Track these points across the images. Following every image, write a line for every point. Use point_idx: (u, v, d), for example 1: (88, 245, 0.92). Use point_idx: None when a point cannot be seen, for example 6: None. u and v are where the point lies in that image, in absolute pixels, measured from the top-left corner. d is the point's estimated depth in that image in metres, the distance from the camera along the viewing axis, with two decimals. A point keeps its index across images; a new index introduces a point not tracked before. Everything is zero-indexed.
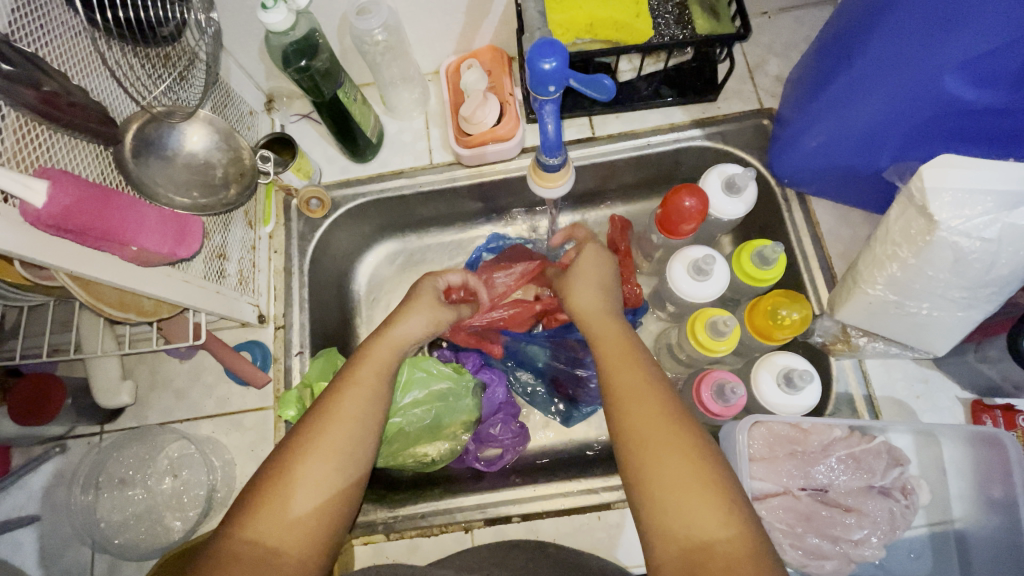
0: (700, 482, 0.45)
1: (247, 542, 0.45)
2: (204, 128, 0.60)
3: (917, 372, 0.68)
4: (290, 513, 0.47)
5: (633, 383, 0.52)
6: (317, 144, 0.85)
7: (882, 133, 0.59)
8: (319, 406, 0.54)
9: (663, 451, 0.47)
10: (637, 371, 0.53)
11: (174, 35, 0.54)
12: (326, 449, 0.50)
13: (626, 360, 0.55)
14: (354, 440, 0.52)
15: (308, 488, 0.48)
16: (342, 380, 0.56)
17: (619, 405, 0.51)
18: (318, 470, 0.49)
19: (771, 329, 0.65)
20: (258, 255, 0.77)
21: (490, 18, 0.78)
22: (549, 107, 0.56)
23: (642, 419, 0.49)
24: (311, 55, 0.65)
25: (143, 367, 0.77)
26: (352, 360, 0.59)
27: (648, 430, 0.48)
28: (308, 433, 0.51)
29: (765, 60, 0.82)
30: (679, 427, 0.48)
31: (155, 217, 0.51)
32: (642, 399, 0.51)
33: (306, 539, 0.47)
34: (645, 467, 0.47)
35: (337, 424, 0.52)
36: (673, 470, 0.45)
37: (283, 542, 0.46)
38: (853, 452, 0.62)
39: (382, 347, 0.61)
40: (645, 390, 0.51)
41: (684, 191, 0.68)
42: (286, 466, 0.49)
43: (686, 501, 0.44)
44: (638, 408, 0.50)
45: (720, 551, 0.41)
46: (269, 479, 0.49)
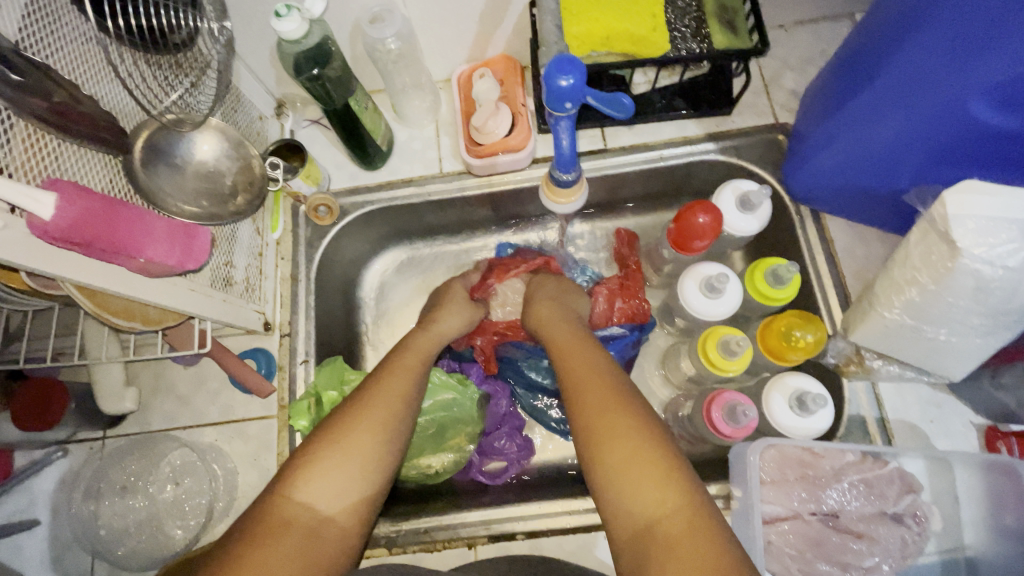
0: (641, 460, 0.46)
1: (301, 505, 0.50)
2: (215, 137, 0.59)
3: (931, 396, 0.67)
4: (338, 480, 0.52)
5: (584, 376, 0.56)
6: (326, 150, 0.84)
7: (899, 155, 0.58)
8: (368, 386, 0.60)
9: (607, 433, 0.49)
10: (587, 367, 0.57)
11: (186, 42, 0.53)
12: (376, 421, 0.56)
13: (580, 357, 0.59)
14: (396, 417, 0.58)
15: (357, 459, 0.53)
16: (388, 365, 0.63)
17: (573, 397, 0.55)
18: (367, 441, 0.54)
19: (784, 350, 0.64)
20: (265, 261, 0.76)
21: (504, 27, 0.77)
22: (565, 123, 0.55)
23: (591, 408, 0.52)
24: (324, 64, 0.64)
25: (148, 372, 0.76)
26: (397, 351, 0.66)
27: (594, 416, 0.51)
28: (361, 408, 0.57)
29: (781, 74, 0.81)
30: (625, 411, 0.51)
31: (164, 229, 0.50)
32: (593, 389, 0.54)
33: (348, 505, 0.52)
34: (593, 451, 0.49)
35: (381, 404, 0.58)
36: (613, 454, 0.48)
37: (332, 507, 0.51)
38: (865, 477, 0.61)
39: (422, 339, 0.69)
40: (593, 381, 0.54)
41: (698, 207, 0.67)
42: (342, 436, 0.54)
43: (628, 483, 0.46)
44: (588, 398, 0.53)
45: (661, 527, 0.43)
46: (327, 445, 0.53)
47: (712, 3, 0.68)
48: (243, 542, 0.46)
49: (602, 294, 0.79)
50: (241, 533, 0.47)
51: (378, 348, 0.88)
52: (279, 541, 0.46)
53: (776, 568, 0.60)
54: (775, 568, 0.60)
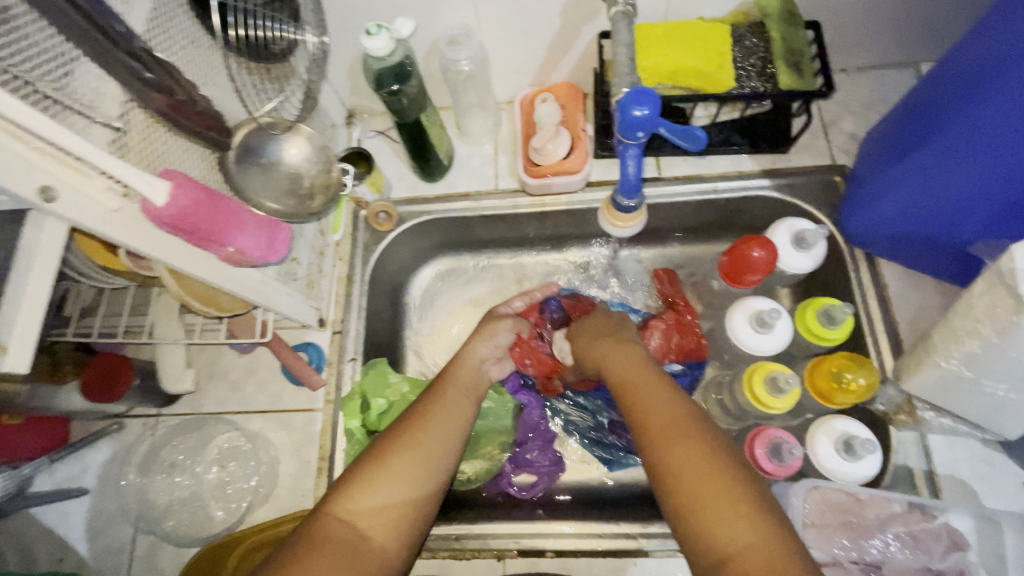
0: (718, 490, 0.46)
1: (342, 521, 0.51)
2: (303, 142, 0.61)
3: (983, 453, 0.65)
4: (378, 496, 0.53)
5: (647, 398, 0.55)
6: (389, 160, 0.88)
7: (967, 207, 0.58)
8: (414, 412, 0.62)
9: (680, 459, 0.48)
10: (648, 389, 0.57)
11: (284, 53, 0.59)
12: (416, 441, 0.58)
13: (643, 379, 0.58)
14: (439, 441, 0.59)
15: (398, 479, 0.55)
16: (434, 393, 0.65)
17: (639, 422, 0.54)
18: (407, 462, 0.56)
19: (832, 392, 0.63)
20: (325, 260, 0.80)
21: (571, 56, 0.80)
22: (631, 151, 0.57)
23: (658, 432, 0.52)
24: (403, 81, 0.68)
25: (206, 357, 0.80)
26: (443, 379, 0.68)
27: (665, 441, 0.50)
28: (403, 433, 0.59)
29: (840, 117, 0.82)
30: (693, 437, 0.50)
31: (254, 221, 0.53)
32: (659, 414, 0.53)
33: (391, 523, 0.53)
34: (666, 478, 0.49)
35: (424, 425, 0.60)
36: (686, 482, 0.47)
37: (372, 524, 0.52)
38: (911, 529, 0.60)
39: (463, 370, 0.70)
40: (662, 406, 0.54)
41: (754, 242, 0.68)
42: (382, 459, 0.56)
43: (702, 513, 0.45)
44: (658, 424, 0.52)
45: (742, 563, 0.42)
46: (369, 466, 0.55)
47: (783, 45, 0.68)
48: (294, 557, 0.48)
49: (658, 329, 0.80)
50: (298, 549, 0.49)
51: (419, 353, 0.91)
52: (326, 558, 0.48)
53: None
54: None
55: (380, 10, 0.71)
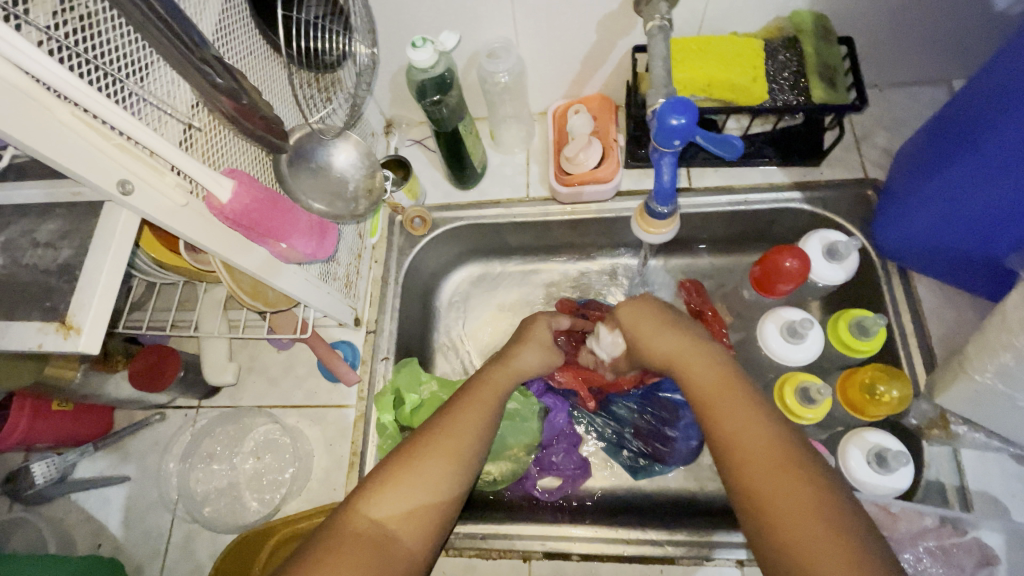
0: (843, 558, 0.42)
1: (371, 522, 0.52)
2: (353, 148, 0.63)
3: (1021, 472, 0.64)
4: (405, 498, 0.54)
5: (738, 421, 0.52)
6: (425, 167, 0.91)
7: (999, 220, 0.58)
8: (444, 415, 0.62)
9: (792, 510, 0.45)
10: (736, 410, 0.53)
11: (336, 64, 0.63)
12: (446, 449, 0.59)
13: (730, 404, 0.54)
14: (469, 447, 0.60)
15: (424, 483, 0.56)
16: (466, 394, 0.65)
17: (735, 459, 0.50)
18: (435, 465, 0.57)
19: (865, 404, 0.64)
20: (362, 262, 0.83)
21: (605, 69, 0.82)
22: (666, 159, 0.59)
23: (754, 463, 0.49)
24: (444, 91, 0.72)
25: (246, 352, 0.84)
26: (475, 381, 0.68)
27: (775, 489, 0.47)
28: (431, 436, 0.60)
29: (873, 132, 0.82)
30: (794, 474, 0.47)
31: (306, 220, 0.56)
32: (758, 446, 0.50)
33: (417, 525, 0.54)
34: (772, 528, 0.45)
35: (450, 428, 0.61)
36: (789, 523, 0.45)
37: (399, 524, 0.53)
38: (943, 544, 0.60)
39: (505, 373, 0.69)
40: (762, 443, 0.50)
41: (786, 251, 0.69)
42: (410, 461, 0.57)
43: (808, 558, 0.43)
44: (762, 472, 0.48)
45: None
46: (396, 468, 0.56)
47: (816, 60, 0.70)
48: (318, 553, 0.49)
49: None
50: (322, 542, 0.51)
51: (448, 356, 0.93)
52: (354, 558, 0.49)
53: None
54: None
55: (424, 24, 0.75)
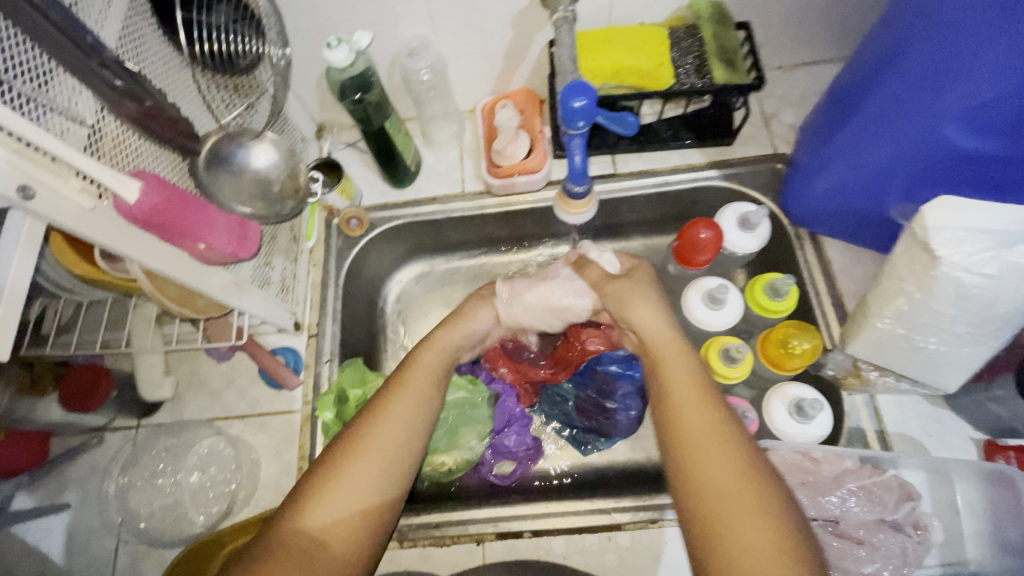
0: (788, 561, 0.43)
1: (299, 532, 0.52)
2: (269, 148, 0.64)
3: (930, 411, 0.69)
4: (331, 505, 0.54)
5: (702, 418, 0.54)
6: (359, 170, 0.91)
7: (887, 177, 0.63)
8: (369, 410, 0.62)
9: (741, 516, 0.46)
10: (701, 405, 0.55)
11: (250, 66, 0.63)
12: (383, 450, 0.59)
13: (697, 404, 0.55)
14: (403, 444, 0.60)
15: (357, 487, 0.56)
16: (392, 386, 0.65)
17: (693, 459, 0.51)
18: (361, 467, 0.57)
19: (782, 358, 0.69)
20: (299, 266, 0.83)
21: (526, 63, 0.85)
22: (576, 141, 0.64)
23: (714, 460, 0.50)
24: (366, 90, 0.73)
25: (184, 366, 0.82)
26: (403, 368, 0.68)
27: (729, 491, 0.48)
28: (354, 436, 0.59)
29: (780, 110, 0.88)
30: (750, 475, 0.49)
31: (224, 221, 0.58)
32: (715, 443, 0.51)
33: (348, 529, 0.54)
34: (717, 522, 0.47)
35: (386, 424, 0.61)
36: (741, 523, 0.46)
37: (328, 531, 0.53)
38: (864, 484, 0.63)
39: (431, 358, 0.70)
40: (724, 446, 0.51)
41: (701, 224, 0.73)
42: (333, 465, 0.57)
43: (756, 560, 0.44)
44: (718, 474, 0.49)
45: None
46: (322, 474, 0.56)
47: (714, 43, 0.75)
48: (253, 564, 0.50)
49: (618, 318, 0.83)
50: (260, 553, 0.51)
51: (396, 356, 0.93)
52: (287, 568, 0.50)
53: None
54: None
55: (342, 25, 0.76)
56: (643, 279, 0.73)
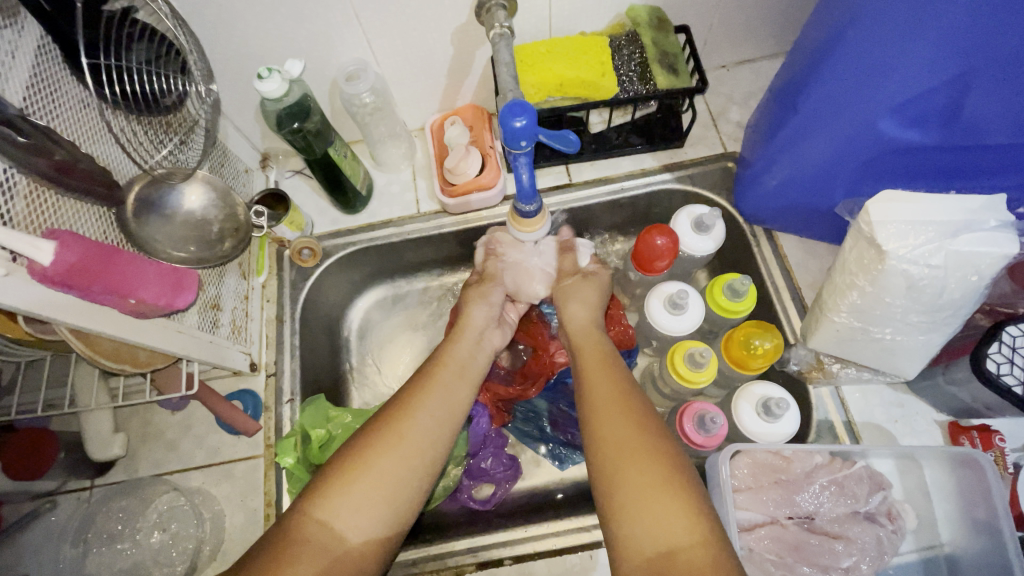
0: (673, 500, 0.48)
1: (319, 525, 0.51)
2: (202, 188, 0.66)
3: (893, 397, 0.70)
4: (356, 497, 0.53)
5: (608, 391, 0.59)
6: (309, 198, 0.89)
7: (832, 170, 0.63)
8: (401, 401, 0.61)
9: (632, 462, 0.51)
10: (611, 381, 0.60)
11: (177, 105, 0.61)
12: (420, 433, 0.59)
13: (604, 375, 0.61)
14: (439, 426, 0.60)
15: (380, 473, 0.55)
16: (424, 378, 0.65)
17: (598, 426, 0.56)
18: (388, 460, 0.56)
19: (746, 359, 0.68)
20: (251, 304, 0.80)
21: (470, 79, 0.84)
22: (522, 159, 0.64)
23: (616, 422, 0.55)
24: (303, 118, 0.71)
25: (136, 419, 0.78)
26: (435, 361, 0.68)
27: (626, 445, 0.52)
28: (386, 428, 0.58)
29: (726, 108, 0.88)
30: (646, 431, 0.53)
31: (154, 271, 0.57)
32: (617, 407, 0.57)
33: (371, 524, 0.53)
34: (616, 477, 0.51)
35: (421, 408, 0.61)
36: (633, 473, 0.50)
37: (351, 527, 0.52)
38: (836, 478, 0.64)
39: (460, 345, 0.71)
40: (622, 406, 0.57)
41: (656, 230, 0.73)
42: (362, 457, 0.55)
43: (645, 503, 0.48)
44: (617, 429, 0.54)
45: (681, 554, 0.44)
46: (348, 469, 0.55)
47: (655, 49, 0.75)
48: (268, 561, 0.48)
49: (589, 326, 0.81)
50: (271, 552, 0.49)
51: (364, 385, 0.91)
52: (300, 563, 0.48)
53: None
54: None
55: (274, 53, 0.73)
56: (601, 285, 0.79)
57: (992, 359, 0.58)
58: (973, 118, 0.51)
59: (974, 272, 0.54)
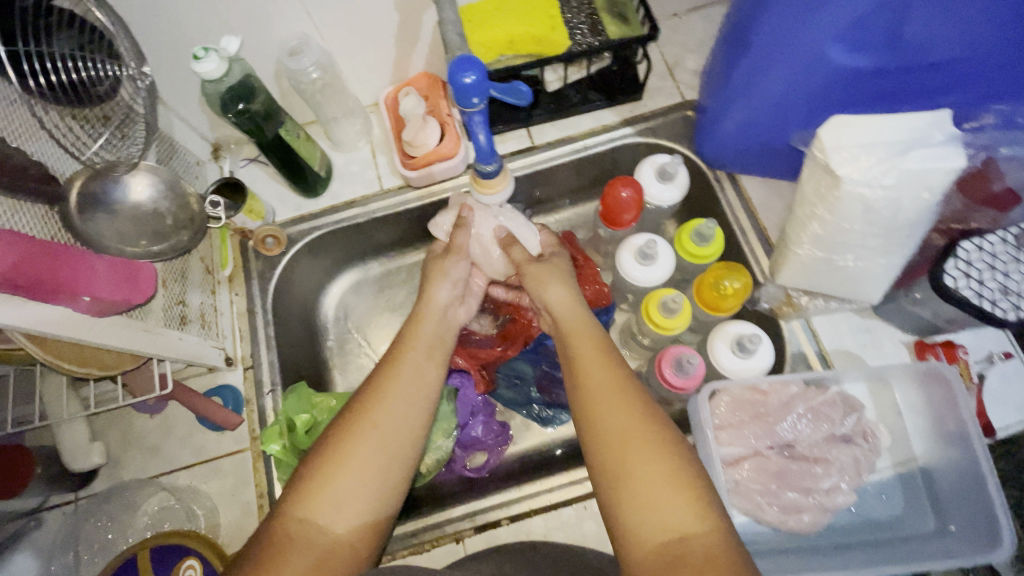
0: (683, 492, 0.47)
1: (299, 522, 0.52)
2: (148, 178, 0.64)
3: (861, 323, 0.72)
4: (340, 490, 0.54)
5: (604, 377, 0.56)
6: (267, 185, 0.86)
7: (787, 105, 0.63)
8: (371, 390, 0.60)
9: (638, 452, 0.49)
10: (603, 363, 0.57)
11: (111, 93, 0.58)
12: (391, 428, 0.58)
13: (598, 359, 0.58)
14: (405, 418, 0.59)
15: (357, 469, 0.55)
16: (390, 363, 0.64)
17: (597, 415, 0.53)
18: (362, 453, 0.55)
19: (718, 301, 0.69)
20: (219, 299, 0.78)
21: (420, 47, 0.81)
22: (477, 118, 0.64)
23: (615, 411, 0.53)
24: (248, 99, 0.68)
25: (114, 426, 0.76)
26: (399, 345, 0.66)
27: (627, 436, 0.50)
28: (356, 417, 0.58)
29: (682, 57, 0.88)
30: (652, 420, 0.52)
31: (106, 267, 0.56)
32: (610, 394, 0.54)
33: (353, 514, 0.54)
34: (625, 471, 0.49)
35: (388, 400, 0.59)
36: (637, 462, 0.49)
37: (331, 520, 0.52)
38: (812, 405, 0.65)
39: (424, 326, 0.69)
40: (625, 395, 0.54)
41: (619, 183, 0.73)
42: (335, 453, 0.55)
43: (654, 496, 0.47)
44: (619, 418, 0.52)
45: (693, 543, 0.44)
46: (320, 463, 0.54)
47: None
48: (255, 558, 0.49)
49: None
50: (257, 550, 0.50)
51: (347, 370, 0.90)
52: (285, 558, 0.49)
53: (747, 506, 0.64)
54: (746, 506, 0.64)
55: (209, 34, 0.70)
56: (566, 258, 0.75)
57: (949, 274, 0.60)
58: (914, 39, 0.51)
59: (926, 189, 0.54)
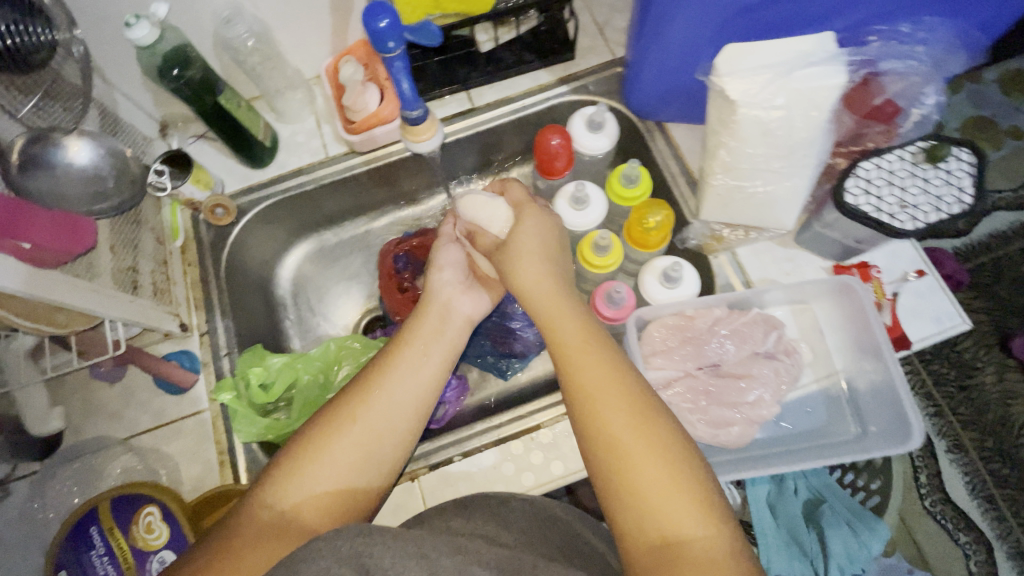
0: (684, 492, 0.43)
1: (267, 509, 0.49)
2: (84, 141, 0.67)
3: (784, 253, 0.75)
4: (314, 480, 0.51)
5: (599, 370, 0.50)
6: (215, 159, 0.88)
7: (693, 45, 0.66)
8: (363, 381, 0.58)
9: (636, 446, 0.45)
10: (594, 353, 0.52)
11: (44, 62, 0.62)
12: (370, 423, 0.54)
13: (589, 350, 0.52)
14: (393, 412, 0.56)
15: (332, 460, 0.52)
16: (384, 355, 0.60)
17: (592, 412, 0.48)
18: (342, 445, 0.52)
19: (645, 237, 0.74)
20: (172, 268, 0.80)
21: (355, 16, 0.84)
22: (398, 64, 0.70)
23: (613, 407, 0.48)
24: (184, 65, 0.71)
25: (74, 395, 0.78)
26: (397, 338, 0.62)
27: (622, 434, 0.46)
28: (342, 408, 0.55)
29: (611, 18, 0.92)
30: (652, 414, 0.47)
31: (47, 218, 0.60)
32: (604, 387, 0.49)
33: (323, 504, 0.50)
34: (623, 472, 0.45)
35: (374, 394, 0.56)
36: (634, 461, 0.45)
37: (298, 503, 0.49)
38: (734, 325, 0.70)
39: (423, 317, 0.65)
40: (625, 387, 0.49)
41: (550, 132, 0.77)
42: (316, 443, 0.52)
43: (652, 497, 0.43)
44: (614, 412, 0.47)
45: (693, 548, 0.41)
46: (299, 449, 0.52)
47: None
48: (212, 552, 0.46)
49: None
50: (222, 538, 0.47)
51: (307, 336, 0.94)
52: (253, 547, 0.46)
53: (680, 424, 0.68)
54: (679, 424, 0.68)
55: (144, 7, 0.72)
56: (536, 226, 0.66)
57: (850, 193, 0.64)
58: None
59: (814, 108, 0.59)
